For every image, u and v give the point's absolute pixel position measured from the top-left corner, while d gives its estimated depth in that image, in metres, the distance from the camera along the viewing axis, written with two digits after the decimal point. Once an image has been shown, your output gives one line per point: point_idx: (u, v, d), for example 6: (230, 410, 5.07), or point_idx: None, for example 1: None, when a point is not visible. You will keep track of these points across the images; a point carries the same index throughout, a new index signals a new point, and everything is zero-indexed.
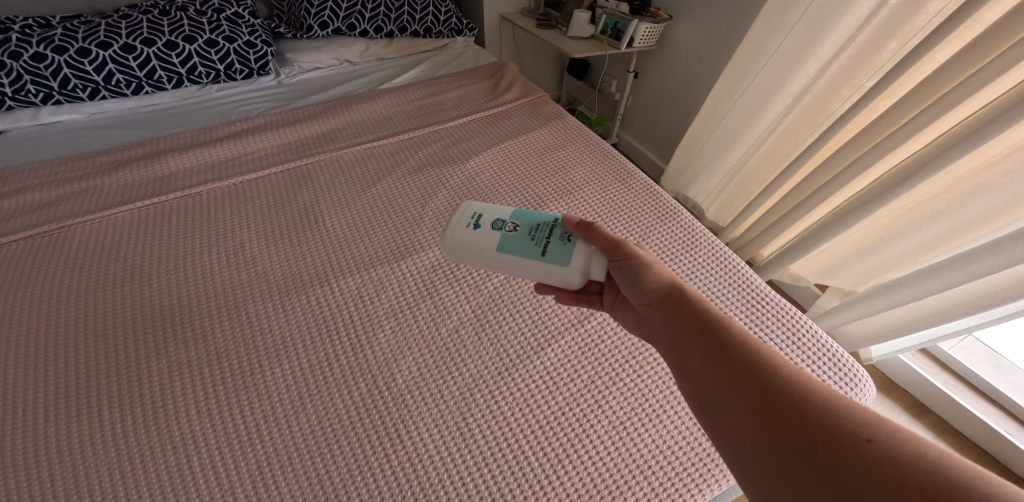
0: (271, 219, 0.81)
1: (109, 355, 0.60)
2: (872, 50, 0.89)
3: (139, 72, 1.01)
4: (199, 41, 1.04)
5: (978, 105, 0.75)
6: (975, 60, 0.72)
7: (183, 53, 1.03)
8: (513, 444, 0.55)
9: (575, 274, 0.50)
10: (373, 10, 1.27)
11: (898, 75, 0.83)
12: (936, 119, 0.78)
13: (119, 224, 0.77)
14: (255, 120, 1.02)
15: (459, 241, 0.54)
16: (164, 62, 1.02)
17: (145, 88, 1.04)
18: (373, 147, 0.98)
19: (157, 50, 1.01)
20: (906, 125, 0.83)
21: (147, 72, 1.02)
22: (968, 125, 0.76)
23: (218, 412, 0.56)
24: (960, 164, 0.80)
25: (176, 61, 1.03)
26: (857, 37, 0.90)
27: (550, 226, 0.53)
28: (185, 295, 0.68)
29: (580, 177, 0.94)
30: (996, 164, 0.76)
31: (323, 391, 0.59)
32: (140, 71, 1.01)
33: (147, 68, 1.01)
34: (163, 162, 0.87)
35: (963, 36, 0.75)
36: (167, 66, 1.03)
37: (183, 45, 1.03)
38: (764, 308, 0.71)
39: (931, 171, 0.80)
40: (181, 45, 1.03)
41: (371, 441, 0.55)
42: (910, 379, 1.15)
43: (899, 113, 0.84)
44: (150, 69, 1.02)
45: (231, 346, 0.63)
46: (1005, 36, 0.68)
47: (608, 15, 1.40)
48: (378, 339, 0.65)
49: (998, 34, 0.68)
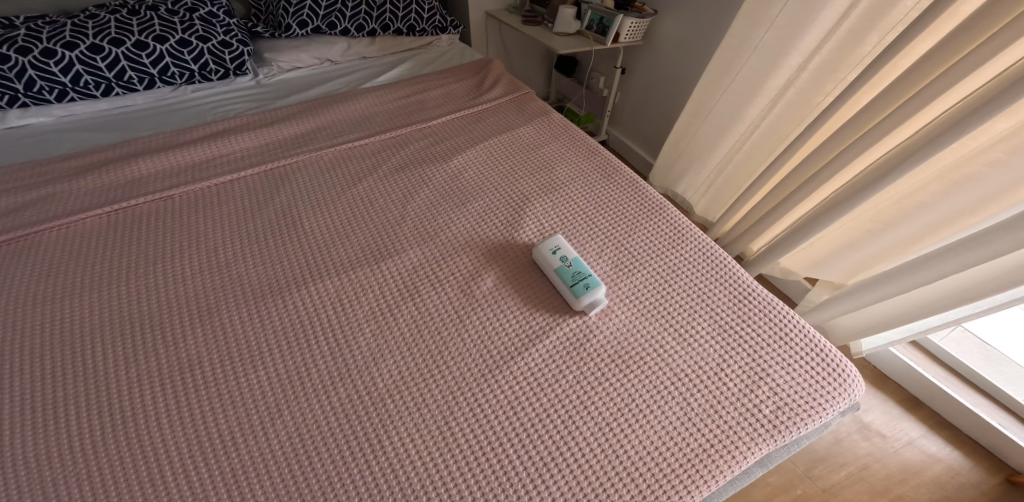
0: (248, 222, 0.79)
1: (74, 366, 0.58)
2: (854, 42, 0.89)
3: (108, 73, 0.98)
4: (171, 41, 1.02)
5: (959, 96, 0.75)
6: (956, 50, 0.72)
7: (154, 53, 1.01)
8: (495, 447, 0.54)
9: (580, 306, 0.68)
10: (353, 9, 1.25)
11: (879, 67, 0.82)
12: (919, 111, 0.78)
13: (89, 230, 0.75)
14: (233, 121, 1.00)
15: (536, 254, 0.73)
16: (134, 62, 1.00)
17: (115, 89, 1.02)
18: (354, 147, 0.96)
19: (126, 51, 0.98)
20: (889, 117, 0.82)
21: (116, 73, 0.99)
22: (949, 116, 0.75)
23: (188, 420, 0.54)
24: (944, 155, 0.80)
25: (147, 62, 1.01)
26: (838, 29, 0.89)
27: (585, 275, 0.69)
28: (157, 301, 0.66)
29: (565, 174, 0.93)
30: (978, 156, 0.77)
31: (300, 395, 0.58)
32: (109, 71, 0.98)
33: (116, 68, 0.99)
34: (135, 166, 0.85)
35: (943, 27, 0.74)
36: (138, 67, 1.01)
37: (153, 45, 1.01)
38: (751, 304, 0.70)
39: (914, 163, 0.80)
40: (152, 45, 1.01)
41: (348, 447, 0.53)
42: (901, 372, 1.15)
43: (882, 105, 0.84)
44: (120, 69, 0.99)
45: (203, 352, 0.61)
46: (986, 26, 0.67)
47: (592, 10, 1.38)
48: (357, 343, 0.63)
49: (978, 24, 0.68)
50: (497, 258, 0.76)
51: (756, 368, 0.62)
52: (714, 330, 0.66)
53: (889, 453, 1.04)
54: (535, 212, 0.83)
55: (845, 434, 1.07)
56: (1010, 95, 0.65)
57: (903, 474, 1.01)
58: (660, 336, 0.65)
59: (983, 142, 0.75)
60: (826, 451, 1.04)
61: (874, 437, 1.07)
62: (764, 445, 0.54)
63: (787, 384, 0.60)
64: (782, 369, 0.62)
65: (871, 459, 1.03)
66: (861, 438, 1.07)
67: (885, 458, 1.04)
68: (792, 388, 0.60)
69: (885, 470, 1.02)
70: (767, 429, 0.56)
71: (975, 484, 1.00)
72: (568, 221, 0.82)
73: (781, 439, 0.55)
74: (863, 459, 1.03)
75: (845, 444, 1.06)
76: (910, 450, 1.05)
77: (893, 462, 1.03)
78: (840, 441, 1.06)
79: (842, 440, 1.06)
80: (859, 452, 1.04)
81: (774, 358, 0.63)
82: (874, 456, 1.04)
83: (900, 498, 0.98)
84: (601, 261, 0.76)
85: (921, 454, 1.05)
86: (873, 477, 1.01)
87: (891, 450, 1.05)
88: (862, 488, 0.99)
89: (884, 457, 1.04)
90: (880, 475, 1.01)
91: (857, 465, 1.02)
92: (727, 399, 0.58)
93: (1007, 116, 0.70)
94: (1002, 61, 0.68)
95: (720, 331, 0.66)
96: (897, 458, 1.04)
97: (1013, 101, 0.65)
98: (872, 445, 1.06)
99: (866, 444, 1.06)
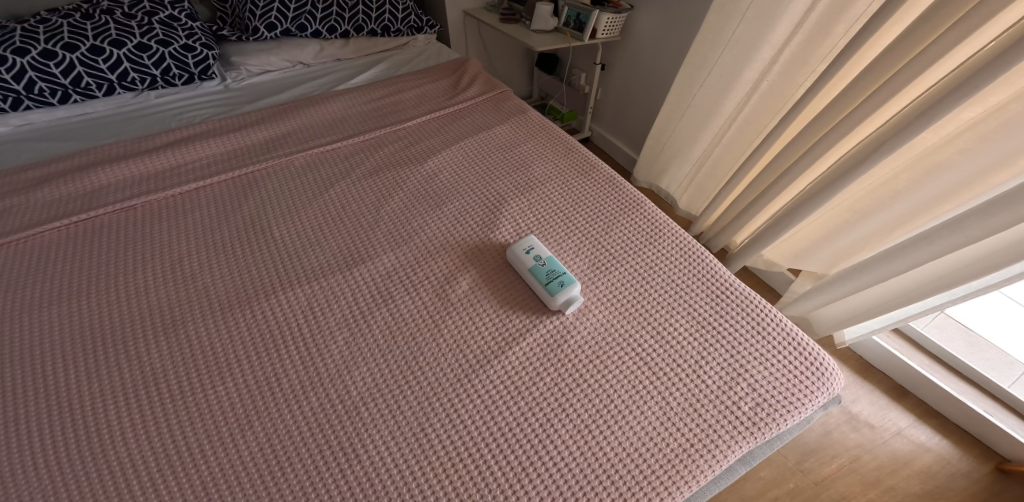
0: (214, 230, 0.77)
1: (27, 383, 0.55)
2: (821, 34, 0.89)
3: (63, 79, 0.96)
4: (128, 45, 1.00)
5: (924, 86, 0.76)
6: (918, 42, 0.72)
7: (110, 58, 0.99)
8: (475, 457, 0.51)
9: (555, 304, 0.66)
10: (324, 10, 1.23)
11: (845, 60, 0.83)
12: (886, 102, 0.78)
13: (46, 244, 0.72)
14: (199, 127, 0.98)
15: (511, 255, 0.72)
16: (90, 68, 0.98)
17: (72, 96, 1.00)
18: (326, 151, 0.94)
19: (81, 56, 0.96)
20: (858, 108, 0.82)
21: (73, 79, 0.97)
22: (916, 106, 0.76)
23: (148, 437, 0.51)
24: (913, 145, 0.81)
25: (104, 67, 0.99)
26: (805, 22, 0.90)
27: (559, 272, 0.68)
28: (117, 314, 0.64)
29: (542, 172, 0.91)
30: (949, 144, 0.77)
31: (269, 406, 0.55)
32: (64, 78, 0.96)
33: (72, 75, 0.96)
34: (96, 176, 0.83)
35: (905, 18, 0.75)
36: (95, 73, 0.99)
37: (110, 49, 0.98)
38: (730, 299, 0.69)
39: (885, 152, 0.80)
40: (108, 50, 0.98)
41: (317, 461, 0.50)
42: (885, 361, 1.15)
43: (850, 96, 0.84)
44: (75, 76, 0.97)
45: (165, 364, 0.58)
46: (945, 17, 0.68)
47: (569, 7, 1.38)
48: (329, 351, 0.61)
49: (939, 15, 0.68)
50: (472, 260, 0.75)
51: (735, 365, 0.61)
52: (692, 327, 0.65)
53: (879, 444, 1.04)
54: (511, 212, 0.82)
55: (835, 426, 1.07)
56: (975, 83, 0.65)
57: (893, 465, 1.01)
58: (638, 335, 0.64)
59: (951, 131, 0.76)
60: (816, 444, 1.04)
61: (863, 428, 1.07)
62: (744, 442, 0.53)
63: (766, 379, 0.59)
64: (762, 365, 0.61)
65: (861, 450, 1.03)
66: (850, 429, 1.07)
67: (875, 449, 1.04)
68: (771, 383, 0.59)
69: (875, 461, 1.02)
70: (746, 426, 0.55)
71: (965, 473, 1.00)
72: (544, 221, 0.81)
73: (761, 436, 0.54)
74: (853, 451, 1.03)
75: (835, 436, 1.05)
76: (900, 440, 1.05)
77: (882, 453, 1.03)
78: (829, 433, 1.06)
79: (831, 431, 1.06)
80: (849, 444, 1.04)
81: (754, 354, 0.62)
82: (864, 447, 1.04)
83: (891, 489, 0.98)
84: (577, 260, 0.75)
85: (911, 444, 1.05)
86: (864, 468, 1.01)
87: (880, 441, 1.05)
88: (854, 480, 0.99)
89: (873, 448, 1.04)
90: (871, 467, 1.01)
91: (847, 457, 1.02)
92: (705, 397, 0.57)
93: (975, 104, 0.70)
94: (963, 52, 0.69)
95: (698, 327, 0.65)
96: (887, 448, 1.04)
97: (979, 89, 0.65)
98: (862, 436, 1.05)
99: (855, 435, 1.06)
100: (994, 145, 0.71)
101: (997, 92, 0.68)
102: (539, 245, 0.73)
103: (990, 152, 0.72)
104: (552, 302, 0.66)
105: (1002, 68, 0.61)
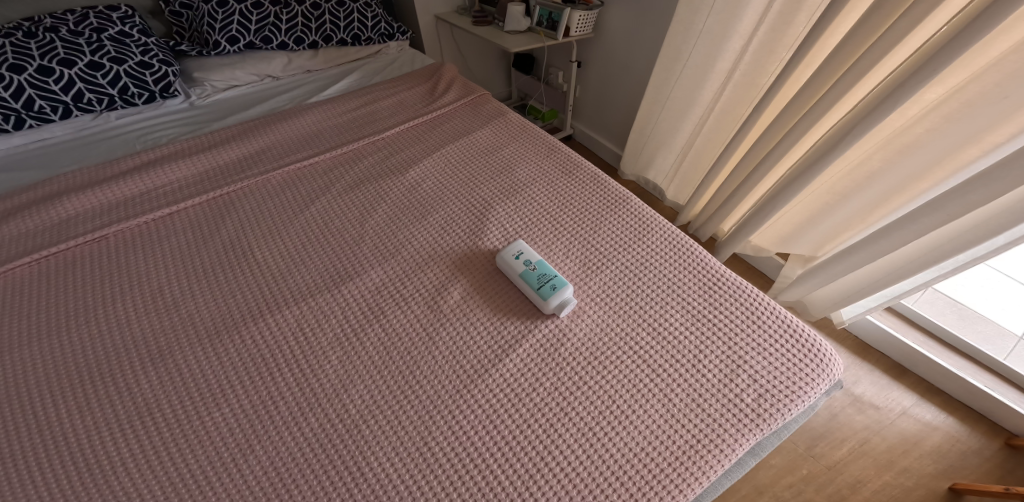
0: (192, 256, 0.74)
1: (9, 437, 0.51)
2: (785, 24, 0.91)
3: (15, 103, 0.91)
4: (80, 64, 0.96)
5: (886, 70, 0.78)
6: (875, 28, 0.74)
7: (62, 78, 0.94)
8: (495, 487, 0.48)
9: (547, 307, 0.65)
10: (289, 22, 1.20)
11: (808, 49, 0.85)
12: (850, 89, 0.80)
13: (13, 282, 0.68)
14: (165, 149, 0.94)
15: (502, 259, 0.71)
16: (41, 90, 0.93)
17: (27, 121, 0.95)
18: (305, 167, 0.92)
19: (30, 78, 0.91)
20: (826, 95, 0.84)
21: (25, 102, 0.92)
22: (879, 92, 0.78)
23: (148, 485, 0.48)
24: (881, 129, 0.83)
25: (57, 89, 0.94)
26: (769, 13, 0.92)
27: (550, 276, 0.67)
28: (100, 354, 0.60)
29: (525, 175, 0.91)
30: (915, 125, 0.79)
31: (274, 441, 0.52)
32: (16, 102, 0.91)
33: (23, 98, 0.91)
34: (60, 205, 0.78)
35: (860, 4, 0.78)
36: (47, 95, 0.94)
37: (60, 69, 0.94)
38: (722, 289, 0.70)
39: (854, 138, 0.82)
40: (59, 70, 0.94)
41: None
42: (881, 339, 1.18)
43: (817, 84, 0.85)
44: (27, 99, 0.92)
45: (154, 401, 0.55)
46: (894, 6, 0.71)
47: (541, 6, 1.39)
48: (329, 379, 0.58)
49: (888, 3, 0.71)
50: (463, 268, 0.73)
51: (735, 357, 0.61)
52: (688, 322, 0.65)
53: (886, 425, 1.06)
54: (499, 217, 0.81)
55: (840, 409, 1.09)
56: (932, 67, 0.67)
57: (905, 446, 1.03)
58: (634, 333, 0.64)
59: (914, 114, 0.79)
60: (824, 428, 1.06)
61: (869, 409, 1.09)
62: (749, 437, 0.53)
63: (767, 370, 0.60)
64: (758, 355, 0.61)
65: (870, 432, 1.05)
66: (855, 411, 1.08)
67: (883, 430, 1.05)
68: (770, 374, 0.59)
69: (885, 442, 1.03)
70: (751, 420, 0.54)
71: (976, 450, 1.02)
72: (532, 224, 0.80)
73: (767, 429, 0.54)
74: (862, 434, 1.05)
75: (841, 419, 1.07)
76: (906, 420, 1.07)
77: (891, 434, 1.05)
78: (836, 417, 1.08)
79: (837, 415, 1.08)
80: (857, 426, 1.06)
81: (749, 343, 0.62)
82: (872, 429, 1.06)
83: (905, 470, 0.99)
84: (567, 262, 0.74)
85: (918, 423, 1.07)
86: (875, 450, 1.02)
87: (887, 421, 1.07)
88: (867, 463, 1.00)
89: (882, 429, 1.05)
90: (882, 448, 1.02)
91: (857, 440, 1.04)
92: (707, 393, 0.57)
93: (935, 87, 0.73)
94: (917, 37, 0.72)
95: (694, 322, 0.65)
96: (895, 428, 1.06)
97: (937, 72, 0.67)
98: (867, 418, 1.07)
99: (862, 417, 1.07)
100: (959, 125, 0.73)
101: (954, 74, 0.71)
102: (528, 249, 0.72)
103: (954, 132, 0.74)
104: (544, 306, 0.66)
105: (955, 53, 0.64)
